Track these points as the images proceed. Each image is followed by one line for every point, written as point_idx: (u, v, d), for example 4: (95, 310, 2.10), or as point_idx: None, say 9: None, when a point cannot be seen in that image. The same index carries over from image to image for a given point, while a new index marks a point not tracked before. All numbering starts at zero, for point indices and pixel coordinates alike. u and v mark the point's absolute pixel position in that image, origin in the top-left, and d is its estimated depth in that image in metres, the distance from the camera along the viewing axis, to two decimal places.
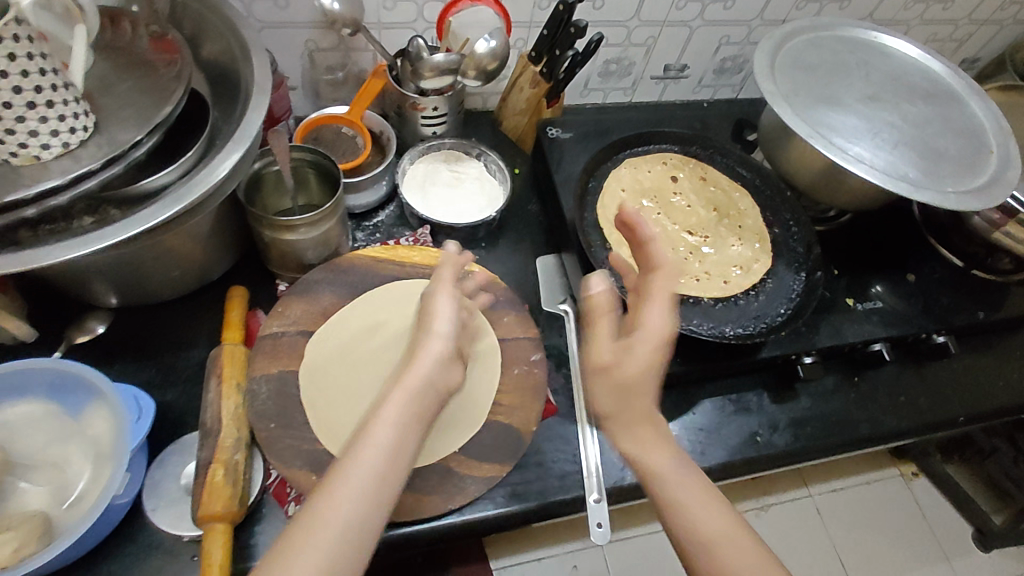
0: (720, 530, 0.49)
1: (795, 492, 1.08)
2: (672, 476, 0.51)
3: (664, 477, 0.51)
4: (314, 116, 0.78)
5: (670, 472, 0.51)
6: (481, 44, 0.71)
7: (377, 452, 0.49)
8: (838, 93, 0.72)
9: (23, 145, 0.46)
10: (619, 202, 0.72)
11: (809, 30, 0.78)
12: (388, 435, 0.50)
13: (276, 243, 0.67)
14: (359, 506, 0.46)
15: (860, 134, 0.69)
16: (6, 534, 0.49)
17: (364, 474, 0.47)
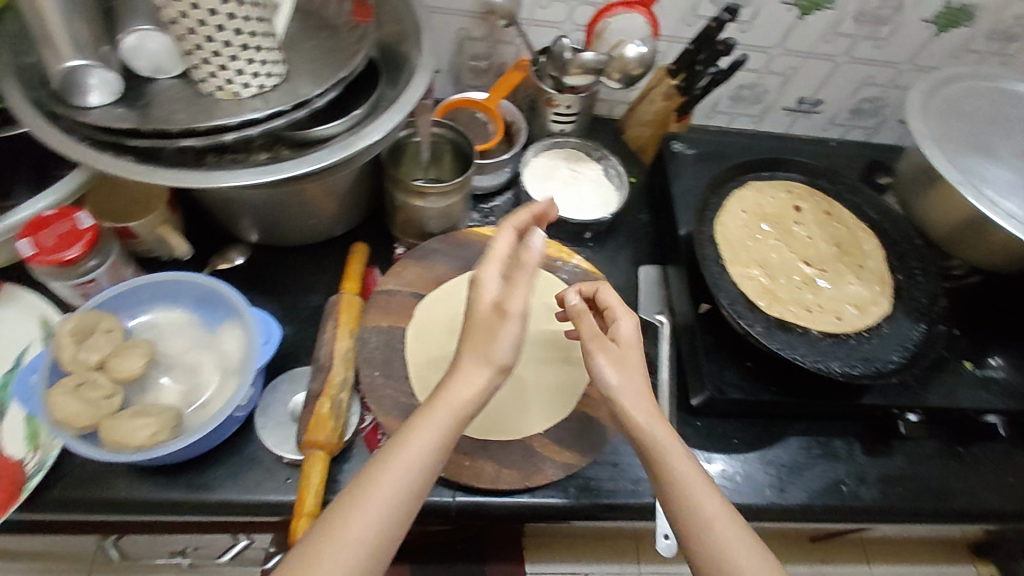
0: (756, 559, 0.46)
1: (855, 568, 1.03)
2: (695, 486, 0.48)
3: (687, 490, 0.48)
4: (454, 99, 0.83)
5: (692, 482, 0.48)
6: (631, 48, 0.72)
7: (429, 430, 0.48)
8: (991, 146, 0.69)
9: (228, 82, 0.53)
10: (739, 222, 0.71)
11: (967, 76, 0.74)
12: (445, 412, 0.48)
13: (405, 207, 0.72)
14: (404, 485, 0.46)
15: (1012, 190, 0.66)
16: (148, 418, 0.55)
17: (415, 452, 0.47)
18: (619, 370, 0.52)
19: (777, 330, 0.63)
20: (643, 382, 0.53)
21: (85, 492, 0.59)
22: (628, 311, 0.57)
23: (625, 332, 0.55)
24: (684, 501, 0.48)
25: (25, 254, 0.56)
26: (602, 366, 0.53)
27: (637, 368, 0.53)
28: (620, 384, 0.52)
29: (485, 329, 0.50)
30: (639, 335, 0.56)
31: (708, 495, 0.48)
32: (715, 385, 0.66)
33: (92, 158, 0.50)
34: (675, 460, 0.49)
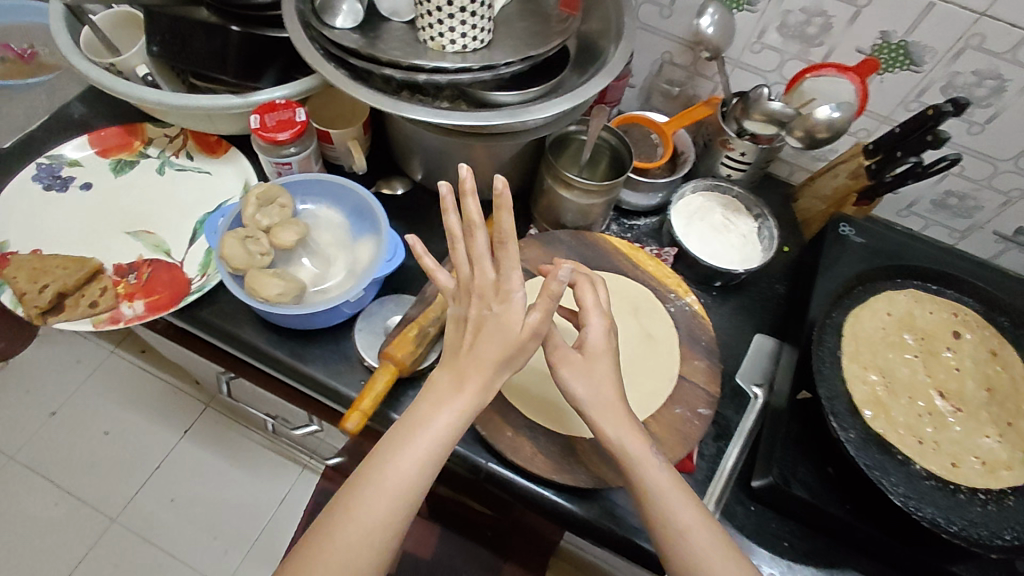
0: None
1: None
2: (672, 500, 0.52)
3: (666, 502, 0.52)
4: (635, 114, 0.86)
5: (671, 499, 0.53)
6: (823, 110, 0.68)
7: (434, 434, 0.52)
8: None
9: (440, 36, 0.62)
10: (877, 323, 0.64)
11: None
12: (447, 419, 0.52)
13: (550, 192, 0.76)
14: (407, 486, 0.50)
15: None
16: (282, 280, 0.66)
17: (418, 459, 0.51)
18: (586, 381, 0.56)
19: (874, 447, 0.56)
20: (613, 393, 0.56)
21: (220, 321, 0.72)
22: (599, 313, 0.59)
23: (593, 340, 0.58)
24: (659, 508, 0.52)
25: (253, 126, 0.71)
26: (573, 381, 0.56)
27: (609, 382, 0.56)
28: (590, 397, 0.55)
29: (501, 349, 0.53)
30: (608, 344, 0.58)
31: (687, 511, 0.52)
32: (782, 474, 0.62)
33: (319, 65, 0.61)
34: (651, 474, 0.53)
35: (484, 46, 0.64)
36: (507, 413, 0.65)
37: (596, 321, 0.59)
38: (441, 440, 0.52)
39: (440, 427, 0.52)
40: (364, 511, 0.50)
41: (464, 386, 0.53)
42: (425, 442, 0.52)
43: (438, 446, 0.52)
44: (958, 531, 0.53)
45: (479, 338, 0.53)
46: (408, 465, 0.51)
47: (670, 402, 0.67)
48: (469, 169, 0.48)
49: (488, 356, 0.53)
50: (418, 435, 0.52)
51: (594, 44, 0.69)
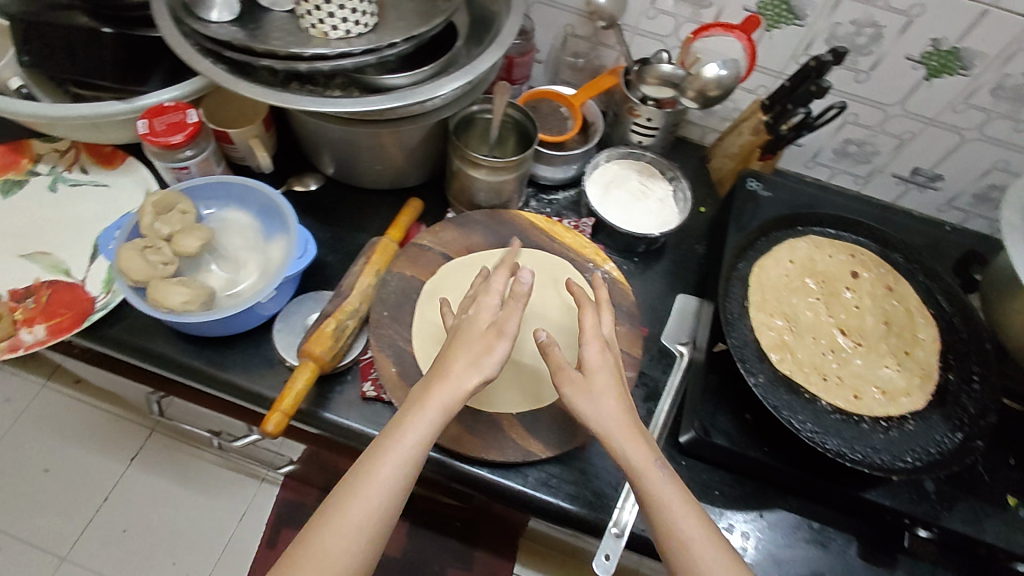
0: None
1: None
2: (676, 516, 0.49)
3: (666, 511, 0.49)
4: (542, 89, 0.86)
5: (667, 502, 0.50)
6: (710, 68, 0.70)
7: (404, 452, 0.51)
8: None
9: (320, 22, 0.60)
10: (781, 271, 0.67)
11: None
12: (416, 436, 0.51)
13: (461, 173, 0.75)
14: (378, 509, 0.49)
15: None
16: (188, 287, 0.64)
17: (389, 479, 0.50)
18: (589, 400, 0.53)
19: (781, 388, 0.59)
20: (621, 411, 0.53)
21: (131, 337, 0.70)
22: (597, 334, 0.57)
23: (590, 358, 0.56)
24: (661, 520, 0.49)
25: (141, 131, 0.68)
26: (574, 399, 0.54)
27: (607, 392, 0.54)
28: (594, 414, 0.53)
29: (471, 363, 0.55)
30: (606, 358, 0.56)
31: (689, 523, 0.49)
32: (702, 426, 0.63)
33: (193, 61, 0.59)
34: (655, 486, 0.50)
35: (370, 30, 0.63)
36: None
37: (590, 330, 0.57)
38: (410, 459, 0.51)
39: (409, 445, 0.51)
40: (332, 539, 0.47)
41: (429, 403, 0.53)
42: (394, 461, 0.50)
43: (408, 466, 0.51)
44: (862, 458, 0.56)
45: (449, 358, 0.56)
46: (376, 486, 0.49)
47: None
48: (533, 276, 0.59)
49: (458, 370, 0.55)
50: (385, 455, 0.50)
51: (486, 20, 0.69)
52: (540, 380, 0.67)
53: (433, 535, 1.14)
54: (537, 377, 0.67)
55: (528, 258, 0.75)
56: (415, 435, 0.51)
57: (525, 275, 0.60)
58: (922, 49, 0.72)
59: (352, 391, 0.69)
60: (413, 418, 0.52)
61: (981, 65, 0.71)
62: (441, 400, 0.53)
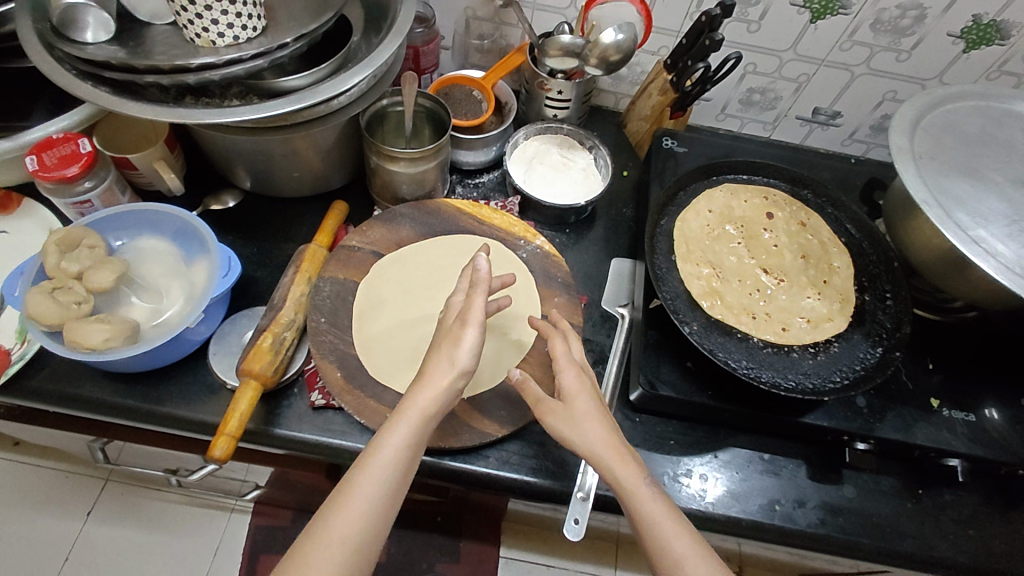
0: None
1: None
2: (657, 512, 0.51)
3: (647, 511, 0.51)
4: (450, 75, 0.85)
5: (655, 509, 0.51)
6: (607, 34, 0.72)
7: (389, 461, 0.50)
8: (979, 168, 0.64)
9: (205, 31, 0.58)
10: (702, 221, 0.69)
11: (959, 98, 0.70)
12: (400, 441, 0.51)
13: (380, 169, 0.74)
14: (362, 524, 0.48)
15: (994, 218, 0.60)
16: (108, 324, 0.61)
17: (374, 491, 0.49)
18: (571, 426, 0.55)
19: (714, 331, 0.62)
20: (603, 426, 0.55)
21: (56, 385, 0.66)
22: (569, 361, 0.60)
23: (568, 386, 0.58)
24: (648, 525, 0.51)
25: (30, 168, 0.64)
26: (559, 428, 0.55)
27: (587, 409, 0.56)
28: (577, 437, 0.54)
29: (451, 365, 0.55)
30: (582, 382, 0.58)
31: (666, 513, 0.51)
32: (648, 381, 0.65)
33: (72, 86, 0.56)
34: (642, 496, 0.51)
35: (260, 33, 0.61)
36: (382, 396, 0.65)
37: (563, 351, 0.61)
38: (395, 468, 0.50)
39: (390, 454, 0.51)
40: (317, 554, 0.46)
41: (409, 409, 0.53)
42: (377, 472, 0.50)
43: (392, 476, 0.50)
44: (796, 385, 0.59)
45: (427, 365, 0.56)
46: (359, 499, 0.49)
47: (539, 342, 0.69)
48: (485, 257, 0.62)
49: (438, 372, 0.55)
50: (367, 467, 0.50)
51: (380, 12, 0.68)
52: (489, 363, 0.68)
53: (414, 535, 1.14)
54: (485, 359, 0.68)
55: (460, 244, 0.75)
56: (397, 441, 0.51)
57: (480, 260, 0.63)
58: None
59: (301, 403, 0.68)
60: (395, 427, 0.52)
61: (858, 3, 0.75)
62: (423, 407, 0.53)
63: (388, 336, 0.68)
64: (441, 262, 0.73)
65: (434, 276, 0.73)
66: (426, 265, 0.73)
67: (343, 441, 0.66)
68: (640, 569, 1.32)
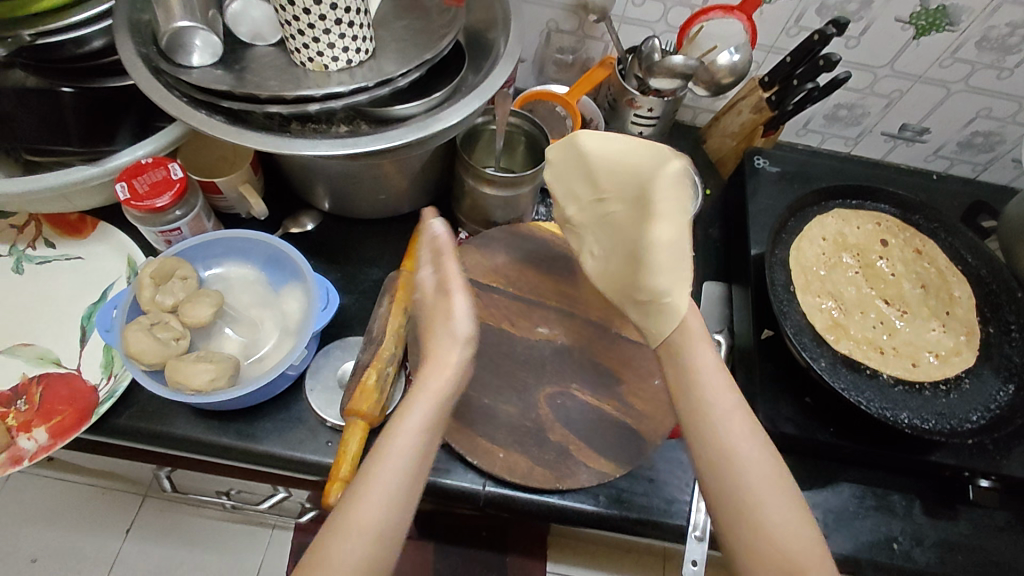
0: (767, 492, 0.45)
1: None
2: (746, 473, 0.45)
3: (702, 409, 0.49)
4: (534, 91, 0.82)
5: (729, 409, 0.49)
6: (724, 56, 0.72)
7: (407, 440, 0.47)
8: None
9: (319, 55, 0.55)
10: (817, 249, 0.67)
11: None
12: (418, 422, 0.48)
13: (474, 192, 0.71)
14: (386, 500, 0.44)
15: None
16: (210, 363, 0.58)
17: (393, 459, 0.46)
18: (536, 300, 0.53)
19: (843, 367, 0.59)
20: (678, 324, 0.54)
21: (146, 423, 0.63)
22: None
23: None
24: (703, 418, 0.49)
25: (121, 197, 0.60)
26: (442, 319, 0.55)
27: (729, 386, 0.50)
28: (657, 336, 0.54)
29: (456, 345, 0.53)
30: None
31: (754, 469, 0.46)
32: (767, 416, 0.63)
33: (187, 114, 0.53)
34: (705, 390, 0.50)
35: (370, 57, 0.58)
36: (493, 434, 0.61)
37: None
38: (414, 450, 0.47)
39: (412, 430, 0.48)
40: (339, 540, 0.42)
41: (428, 389, 0.50)
42: (396, 457, 0.46)
43: (415, 449, 0.47)
44: (934, 425, 0.57)
45: (431, 344, 0.54)
46: (379, 480, 0.44)
47: (649, 375, 0.66)
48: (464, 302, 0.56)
49: (441, 355, 0.53)
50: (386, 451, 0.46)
51: (482, 35, 0.65)
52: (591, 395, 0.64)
53: None
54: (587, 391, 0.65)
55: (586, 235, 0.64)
56: (416, 422, 0.48)
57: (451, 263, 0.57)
58: (911, 10, 0.73)
59: None
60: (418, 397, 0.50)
61: (967, 20, 0.73)
62: (434, 391, 0.50)
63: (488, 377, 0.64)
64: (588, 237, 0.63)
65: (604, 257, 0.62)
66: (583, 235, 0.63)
67: (448, 480, 0.62)
68: None
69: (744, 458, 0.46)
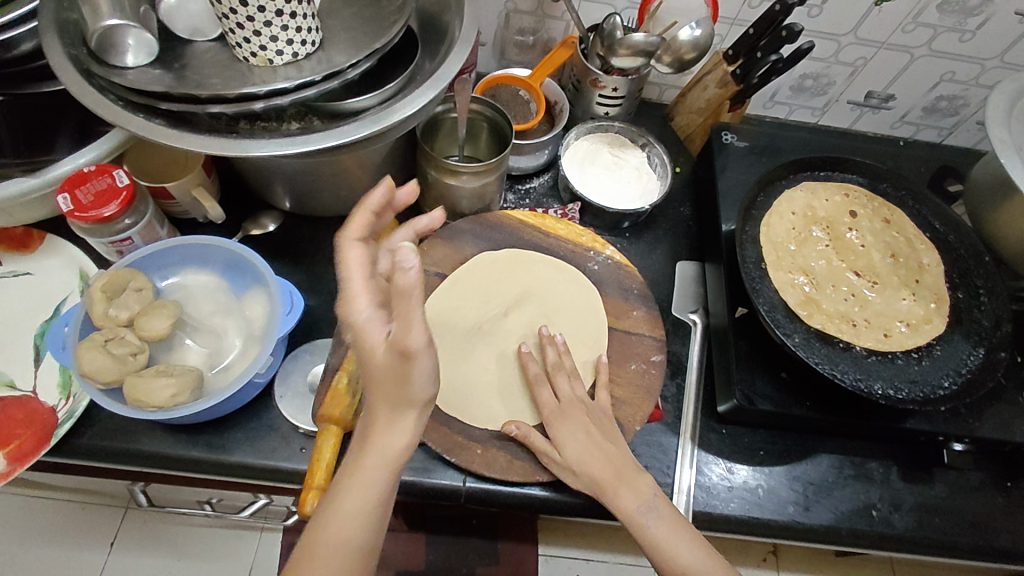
0: (678, 542, 0.53)
1: None
2: (662, 535, 0.53)
3: (605, 486, 0.55)
4: (495, 75, 0.80)
5: (636, 498, 0.55)
6: (685, 31, 0.70)
7: (360, 504, 0.45)
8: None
9: (262, 49, 0.52)
10: (787, 224, 0.66)
11: None
12: (371, 486, 0.45)
13: (438, 184, 0.69)
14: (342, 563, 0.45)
15: None
16: (170, 377, 0.56)
17: (346, 526, 0.45)
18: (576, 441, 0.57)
19: (817, 341, 0.59)
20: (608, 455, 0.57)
21: (111, 442, 0.61)
22: (645, 302, 0.69)
23: (636, 318, 0.68)
24: (612, 502, 0.55)
25: (64, 208, 0.57)
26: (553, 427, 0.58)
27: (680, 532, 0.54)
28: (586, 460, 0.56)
29: (412, 409, 0.44)
30: (650, 321, 0.68)
31: (662, 524, 0.54)
32: (744, 394, 0.63)
33: (124, 120, 0.50)
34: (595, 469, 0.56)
35: (317, 48, 0.55)
36: (470, 430, 0.60)
37: (643, 318, 0.68)
38: (368, 514, 0.46)
39: (365, 495, 0.45)
40: None
41: (373, 453, 0.45)
42: (346, 525, 0.45)
43: (369, 513, 0.46)
44: (907, 395, 0.57)
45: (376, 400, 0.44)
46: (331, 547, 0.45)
47: (625, 360, 0.65)
48: (519, 430, 0.58)
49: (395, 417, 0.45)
50: (336, 517, 0.45)
51: (436, 19, 0.63)
52: None
53: None
54: None
55: (559, 284, 0.69)
56: (366, 487, 0.45)
57: (551, 351, 0.63)
58: None
59: None
60: (365, 459, 0.45)
61: None
62: (387, 455, 0.45)
63: (460, 373, 0.63)
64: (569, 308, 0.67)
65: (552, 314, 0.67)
66: (558, 312, 0.67)
67: (430, 479, 0.61)
68: None
69: (645, 520, 0.54)
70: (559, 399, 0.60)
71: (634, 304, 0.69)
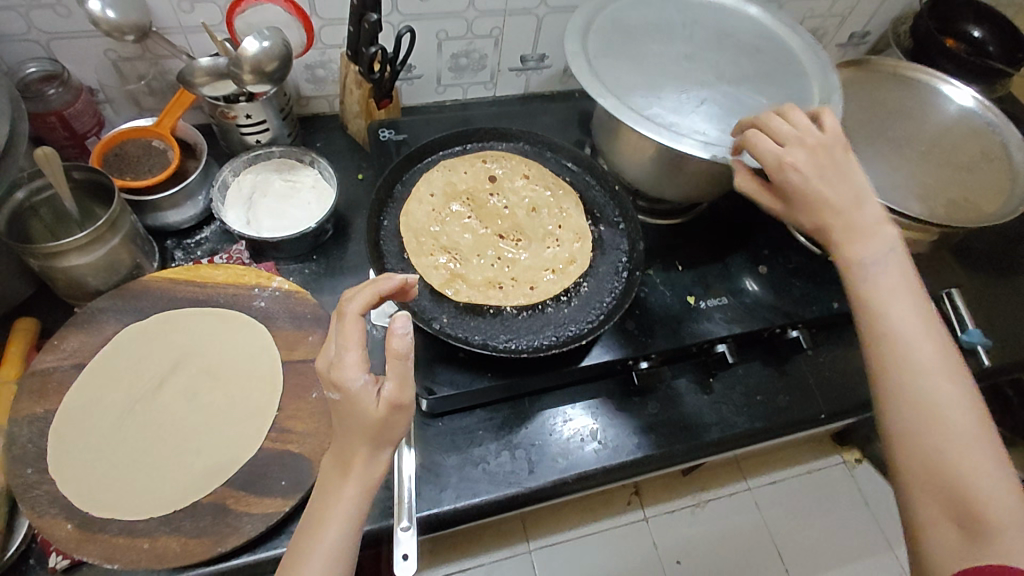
0: (930, 355, 0.49)
1: (734, 486, 1.11)
2: (913, 340, 0.50)
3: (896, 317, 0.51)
4: (116, 130, 0.72)
5: (905, 317, 0.51)
6: (251, 44, 0.66)
7: (335, 518, 0.45)
8: (647, 51, 0.68)
9: None
10: (426, 207, 0.67)
11: None
12: (345, 508, 0.45)
13: (47, 270, 0.61)
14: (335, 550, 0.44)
15: (663, 94, 0.65)
16: None
17: (331, 522, 0.45)
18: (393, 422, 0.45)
19: (466, 315, 0.60)
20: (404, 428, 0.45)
21: None
22: (321, 324, 0.66)
23: (312, 344, 0.65)
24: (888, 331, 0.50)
25: None
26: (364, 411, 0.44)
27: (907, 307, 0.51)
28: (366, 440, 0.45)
29: (366, 443, 0.45)
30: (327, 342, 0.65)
31: (924, 347, 0.49)
32: (424, 384, 0.61)
33: None
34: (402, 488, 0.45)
35: None
36: (132, 526, 0.54)
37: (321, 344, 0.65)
38: (342, 523, 0.45)
39: (335, 522, 0.45)
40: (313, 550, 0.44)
41: (350, 484, 0.45)
42: (337, 520, 0.45)
43: (352, 512, 0.45)
44: (554, 340, 0.60)
45: (346, 444, 0.45)
46: (326, 530, 0.44)
47: (305, 392, 0.62)
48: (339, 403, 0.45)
49: (359, 460, 0.45)
50: (340, 500, 0.45)
51: None
52: (240, 429, 0.60)
53: None
54: (236, 428, 0.60)
55: (226, 334, 0.65)
56: (344, 512, 0.45)
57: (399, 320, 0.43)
58: None
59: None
60: (346, 479, 0.45)
61: None
62: (358, 489, 0.45)
63: (109, 465, 0.56)
64: (237, 356, 0.64)
65: (218, 372, 0.63)
66: (226, 364, 0.64)
67: None
68: (553, 534, 1.04)
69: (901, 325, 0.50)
70: (785, 138, 0.55)
71: (307, 331, 0.66)
